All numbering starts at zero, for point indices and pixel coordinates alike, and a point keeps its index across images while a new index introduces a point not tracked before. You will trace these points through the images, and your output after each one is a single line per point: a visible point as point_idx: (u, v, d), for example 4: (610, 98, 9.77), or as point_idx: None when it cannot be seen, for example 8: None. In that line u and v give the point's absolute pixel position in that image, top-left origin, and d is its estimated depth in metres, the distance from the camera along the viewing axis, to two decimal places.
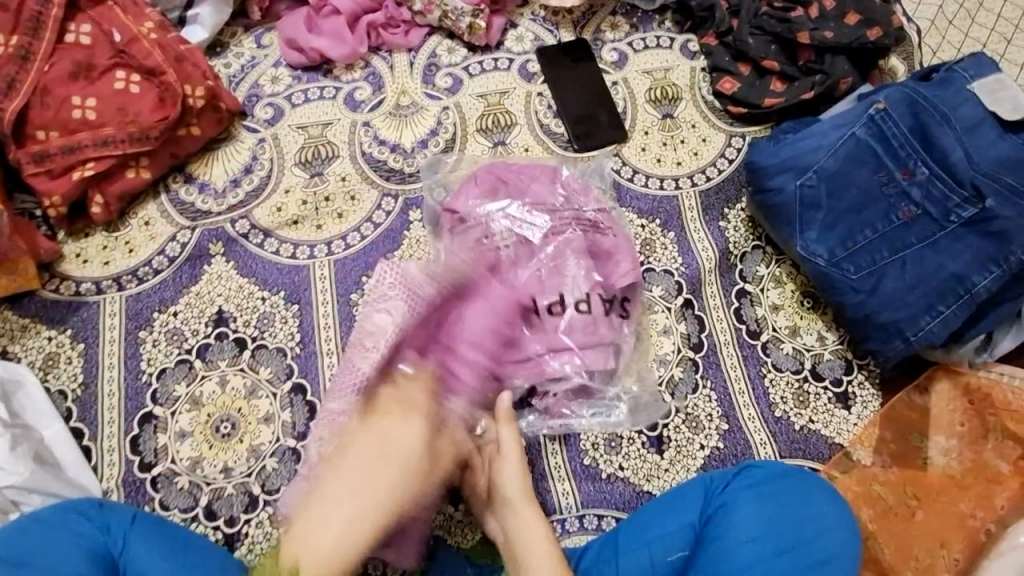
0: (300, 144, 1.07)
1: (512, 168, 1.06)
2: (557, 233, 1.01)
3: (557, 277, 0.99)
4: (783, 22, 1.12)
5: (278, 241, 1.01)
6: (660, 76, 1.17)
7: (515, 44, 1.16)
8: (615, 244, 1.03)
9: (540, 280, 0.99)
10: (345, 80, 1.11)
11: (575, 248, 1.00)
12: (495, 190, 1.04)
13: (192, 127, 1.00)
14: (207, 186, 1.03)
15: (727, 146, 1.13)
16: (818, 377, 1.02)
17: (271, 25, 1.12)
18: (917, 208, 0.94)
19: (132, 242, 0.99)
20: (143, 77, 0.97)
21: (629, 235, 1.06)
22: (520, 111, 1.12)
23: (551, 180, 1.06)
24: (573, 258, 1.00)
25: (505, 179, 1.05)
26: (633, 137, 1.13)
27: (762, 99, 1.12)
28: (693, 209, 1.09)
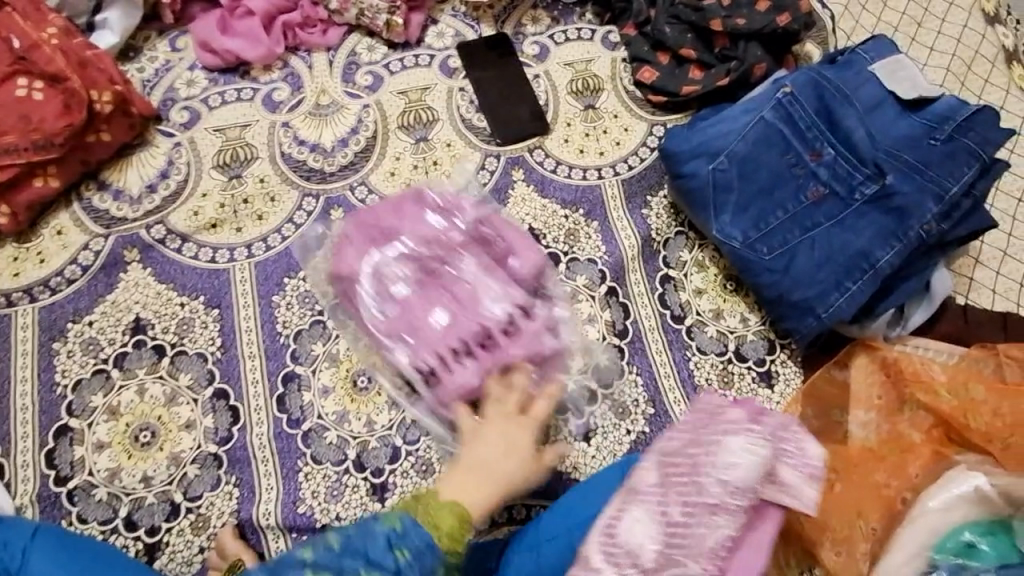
0: (217, 146, 1.05)
1: (366, 211, 1.02)
2: (456, 253, 1.00)
3: (469, 287, 0.97)
4: (698, 9, 1.14)
5: (196, 246, 1.00)
6: (582, 68, 1.18)
7: (436, 40, 1.16)
8: (507, 248, 1.01)
9: (436, 301, 0.97)
10: (262, 81, 1.10)
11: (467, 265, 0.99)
12: (375, 239, 0.99)
13: (102, 133, 0.98)
14: (122, 193, 1.01)
15: (648, 135, 1.15)
16: (742, 358, 1.05)
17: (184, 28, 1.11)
18: (825, 187, 0.97)
19: (44, 252, 0.97)
20: (46, 84, 0.95)
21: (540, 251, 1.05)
22: (442, 106, 1.12)
23: (419, 208, 1.02)
24: (477, 268, 0.99)
25: (383, 214, 1.01)
26: (555, 130, 1.14)
27: (680, 87, 1.14)
28: (615, 198, 1.10)
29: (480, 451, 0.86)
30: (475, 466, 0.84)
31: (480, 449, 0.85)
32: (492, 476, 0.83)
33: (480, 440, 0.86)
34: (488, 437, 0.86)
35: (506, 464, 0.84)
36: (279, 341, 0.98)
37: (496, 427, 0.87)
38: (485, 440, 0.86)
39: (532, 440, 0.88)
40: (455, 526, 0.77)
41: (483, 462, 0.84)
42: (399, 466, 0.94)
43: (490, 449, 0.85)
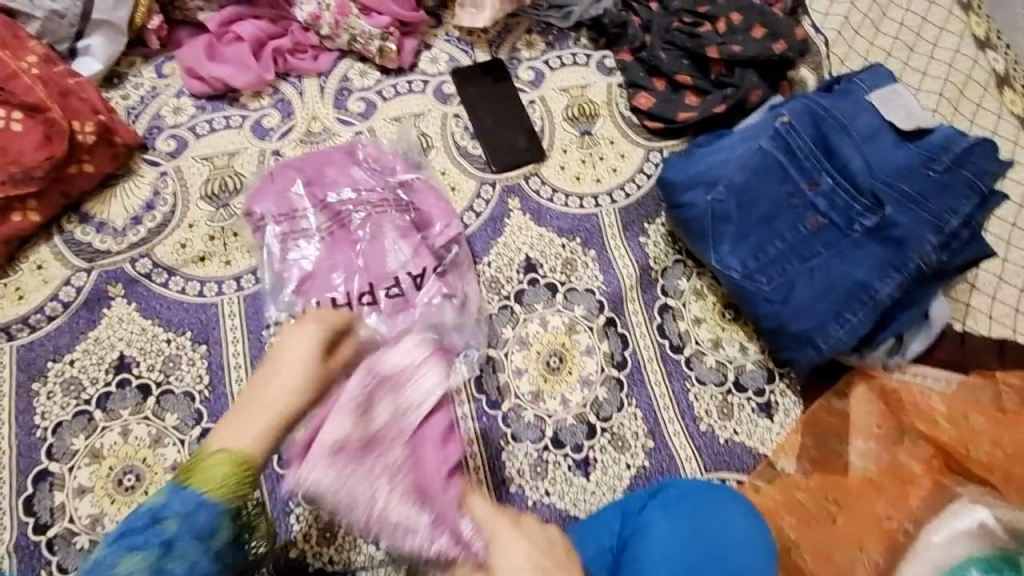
0: (205, 176, 1.02)
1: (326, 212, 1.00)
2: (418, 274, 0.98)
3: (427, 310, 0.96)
4: (693, 36, 1.14)
5: (183, 279, 0.97)
6: (578, 93, 1.17)
7: (429, 65, 1.14)
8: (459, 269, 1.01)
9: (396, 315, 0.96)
10: (252, 108, 1.07)
11: (421, 262, 0.98)
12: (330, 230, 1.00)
13: (84, 164, 0.95)
14: (105, 226, 0.98)
15: (645, 161, 1.14)
16: (741, 388, 1.03)
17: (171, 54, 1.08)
18: (824, 217, 0.96)
19: (23, 287, 0.94)
20: (25, 114, 0.91)
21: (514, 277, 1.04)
22: (436, 133, 1.11)
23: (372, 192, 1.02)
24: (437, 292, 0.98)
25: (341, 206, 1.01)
26: (551, 157, 1.13)
27: (676, 114, 1.14)
28: (612, 227, 1.09)
29: (258, 391, 0.77)
30: (256, 397, 0.76)
31: (271, 382, 0.77)
32: (278, 400, 0.76)
33: (281, 355, 0.79)
34: (291, 358, 0.78)
35: (261, 406, 0.75)
36: None
37: (301, 336, 0.80)
38: (279, 358, 0.79)
39: (319, 347, 0.79)
40: (227, 474, 0.72)
41: (263, 398, 0.76)
42: None
43: (292, 364, 0.78)
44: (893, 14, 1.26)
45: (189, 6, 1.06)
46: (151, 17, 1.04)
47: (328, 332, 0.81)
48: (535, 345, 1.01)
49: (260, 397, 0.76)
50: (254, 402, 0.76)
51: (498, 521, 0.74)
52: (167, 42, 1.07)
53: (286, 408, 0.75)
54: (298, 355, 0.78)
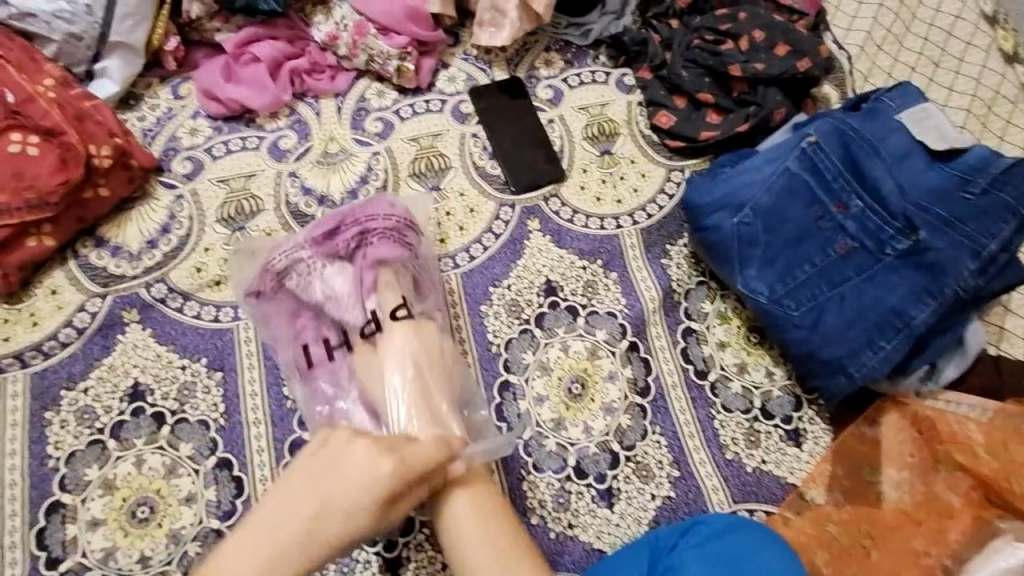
0: (222, 198, 1.01)
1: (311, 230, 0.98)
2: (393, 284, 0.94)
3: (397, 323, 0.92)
4: (715, 54, 1.11)
5: (198, 304, 0.95)
6: (597, 112, 1.15)
7: (447, 84, 1.13)
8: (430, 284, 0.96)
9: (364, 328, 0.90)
10: (269, 129, 1.06)
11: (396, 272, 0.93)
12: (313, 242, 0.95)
13: (100, 188, 0.94)
14: (121, 249, 0.97)
15: (666, 181, 1.12)
16: (768, 415, 1.00)
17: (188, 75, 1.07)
18: (853, 240, 0.93)
19: (37, 313, 0.92)
20: (41, 138, 0.90)
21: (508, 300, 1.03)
22: (454, 153, 1.09)
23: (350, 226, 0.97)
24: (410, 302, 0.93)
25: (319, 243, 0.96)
26: (571, 177, 1.11)
27: (698, 132, 1.12)
28: (635, 248, 1.07)
29: (290, 494, 0.73)
30: (291, 496, 0.73)
31: (311, 471, 0.74)
32: (301, 529, 0.71)
33: (340, 464, 0.74)
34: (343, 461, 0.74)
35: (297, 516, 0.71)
36: (286, 406, 0.93)
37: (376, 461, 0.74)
38: (336, 473, 0.74)
39: (387, 493, 0.73)
40: None
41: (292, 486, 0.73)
42: (413, 537, 0.89)
43: (349, 482, 0.73)
44: (917, 30, 1.24)
45: (206, 27, 1.04)
46: (167, 38, 1.03)
47: (393, 474, 0.73)
48: (556, 371, 0.99)
49: (276, 519, 0.71)
50: (269, 524, 0.71)
51: (464, 520, 0.77)
52: (184, 63, 1.06)
53: (308, 544, 0.71)
54: (345, 468, 0.74)
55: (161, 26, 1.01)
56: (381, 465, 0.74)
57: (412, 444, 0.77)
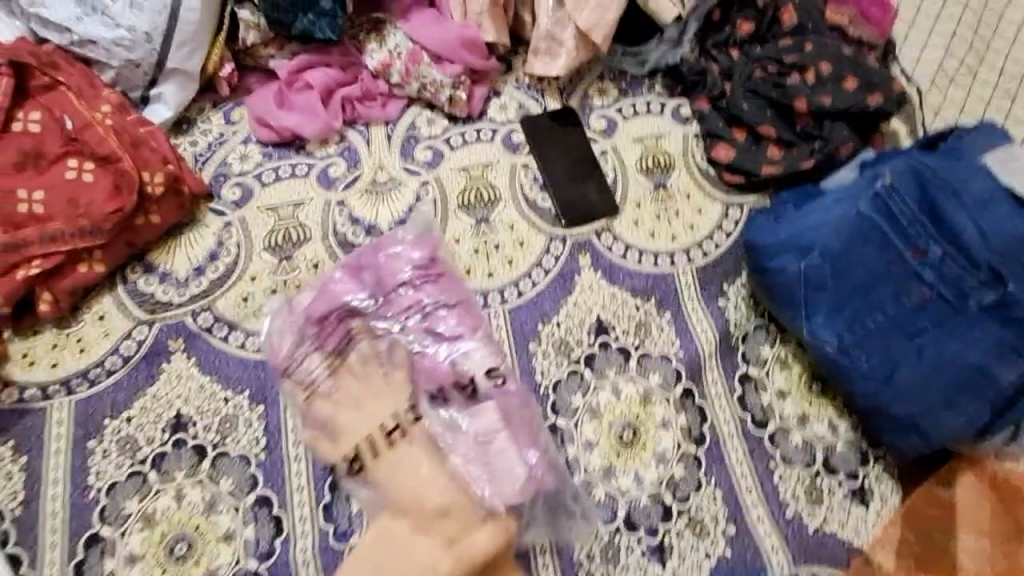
0: (270, 227, 1.00)
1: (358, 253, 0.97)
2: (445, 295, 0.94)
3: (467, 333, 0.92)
4: (779, 86, 1.07)
5: (243, 334, 0.94)
6: (652, 144, 1.12)
7: (498, 112, 1.10)
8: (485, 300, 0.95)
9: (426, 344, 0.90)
10: (318, 156, 1.05)
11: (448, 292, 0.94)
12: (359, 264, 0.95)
13: (151, 214, 0.93)
14: (169, 276, 0.96)
15: (723, 218, 1.07)
16: (831, 470, 0.94)
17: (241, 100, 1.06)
18: (930, 290, 0.87)
19: (85, 339, 0.92)
20: (96, 164, 0.90)
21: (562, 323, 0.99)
22: (504, 185, 1.06)
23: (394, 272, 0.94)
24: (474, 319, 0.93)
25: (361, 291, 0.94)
26: (624, 211, 1.07)
27: (760, 167, 1.06)
28: (690, 287, 1.02)
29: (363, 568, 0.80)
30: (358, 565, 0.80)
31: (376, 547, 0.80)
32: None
33: (403, 554, 0.79)
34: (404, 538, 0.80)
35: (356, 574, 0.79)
36: None
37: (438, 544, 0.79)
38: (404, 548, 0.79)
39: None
40: None
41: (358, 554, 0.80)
42: None
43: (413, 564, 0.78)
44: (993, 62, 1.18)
45: (261, 53, 1.04)
46: (223, 65, 1.02)
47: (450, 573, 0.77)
48: (607, 416, 0.94)
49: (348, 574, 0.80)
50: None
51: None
52: (237, 89, 1.06)
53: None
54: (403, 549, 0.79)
55: (217, 52, 1.01)
56: (441, 560, 0.78)
57: (470, 536, 0.79)
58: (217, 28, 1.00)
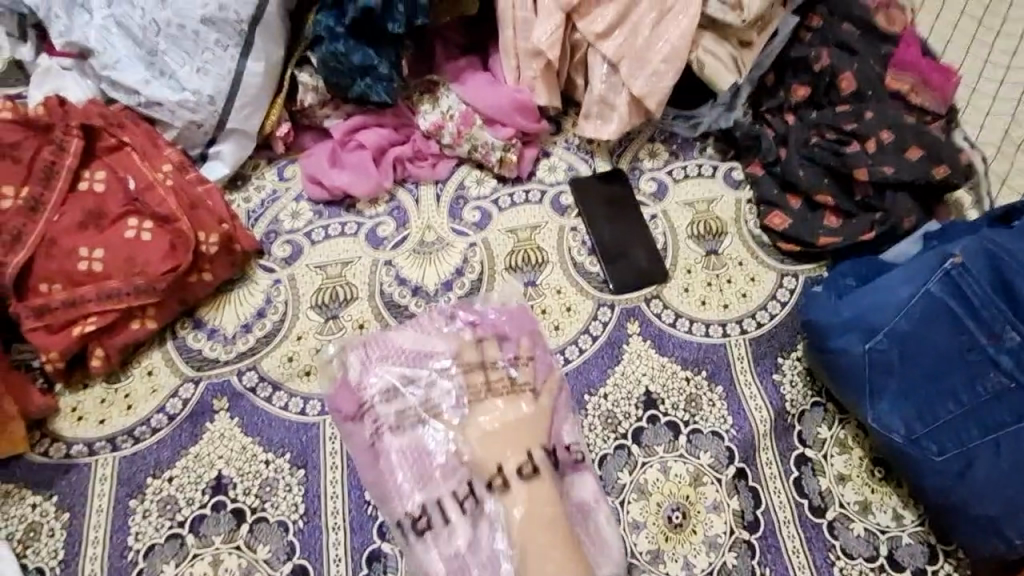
0: (317, 285, 1.00)
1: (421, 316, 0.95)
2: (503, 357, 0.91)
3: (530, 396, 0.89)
4: (838, 154, 1.04)
5: (287, 395, 0.93)
6: (703, 208, 1.09)
7: (547, 174, 1.10)
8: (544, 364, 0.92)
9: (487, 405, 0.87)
10: (367, 215, 1.05)
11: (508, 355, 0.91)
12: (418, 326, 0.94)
13: (204, 272, 0.94)
14: (217, 333, 0.96)
15: (778, 287, 1.04)
16: (896, 566, 0.88)
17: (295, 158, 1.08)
18: (1008, 379, 0.82)
19: (132, 395, 0.92)
20: (155, 224, 0.91)
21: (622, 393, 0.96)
22: (552, 248, 1.05)
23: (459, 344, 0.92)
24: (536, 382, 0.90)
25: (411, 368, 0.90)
26: (674, 277, 1.04)
27: (817, 237, 1.03)
28: (743, 360, 0.99)
29: None
30: None
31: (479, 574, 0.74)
32: None
33: None
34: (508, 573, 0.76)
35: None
36: (367, 512, 0.88)
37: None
38: None
39: None
40: None
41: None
42: None
43: None
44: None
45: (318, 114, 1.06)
46: (280, 125, 1.05)
47: None
48: (655, 496, 0.90)
49: None
50: None
51: None
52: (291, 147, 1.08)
53: None
54: None
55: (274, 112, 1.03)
56: None
57: None
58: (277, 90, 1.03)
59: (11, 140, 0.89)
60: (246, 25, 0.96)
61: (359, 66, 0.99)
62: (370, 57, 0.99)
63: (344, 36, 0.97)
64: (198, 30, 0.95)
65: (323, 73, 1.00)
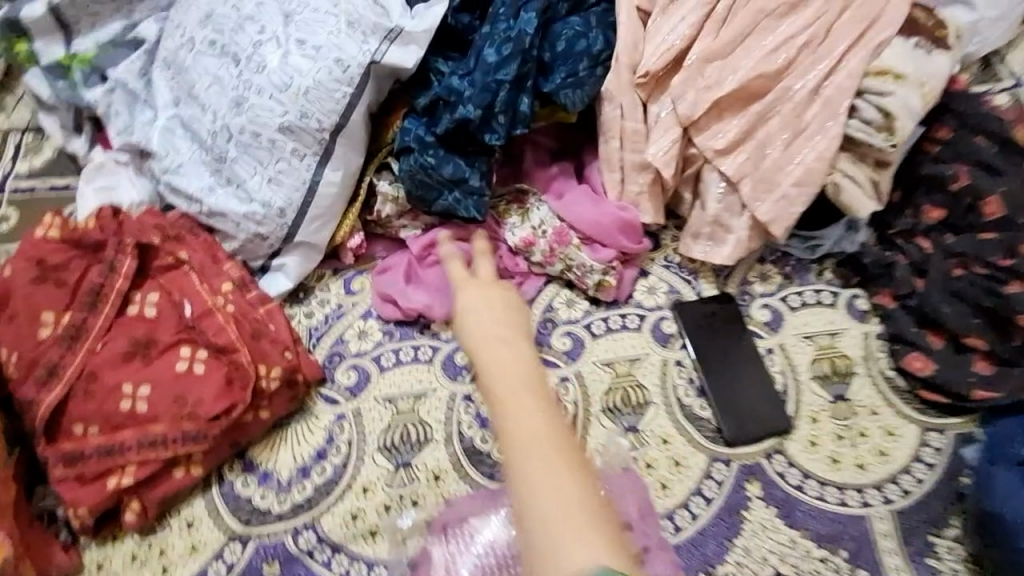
0: (386, 422, 0.87)
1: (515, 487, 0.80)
2: None
3: None
4: (991, 293, 0.91)
5: (348, 561, 0.79)
6: (826, 343, 0.95)
7: (646, 296, 0.97)
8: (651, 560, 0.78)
9: None
10: (444, 339, 0.92)
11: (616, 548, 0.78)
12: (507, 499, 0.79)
13: (261, 410, 0.81)
14: (269, 478, 0.83)
15: (922, 444, 0.88)
16: None
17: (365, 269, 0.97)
18: None
19: (168, 555, 0.78)
20: (211, 354, 0.79)
21: None
22: (655, 386, 0.91)
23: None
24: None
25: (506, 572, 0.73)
26: (798, 427, 0.89)
27: (969, 388, 0.88)
28: (890, 538, 0.83)
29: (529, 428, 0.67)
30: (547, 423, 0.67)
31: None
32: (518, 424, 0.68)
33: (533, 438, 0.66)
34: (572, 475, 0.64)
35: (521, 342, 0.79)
36: None
37: (567, 484, 0.61)
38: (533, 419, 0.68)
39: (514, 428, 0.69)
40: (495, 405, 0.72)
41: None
42: None
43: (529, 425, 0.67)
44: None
45: (393, 224, 0.95)
46: (352, 235, 0.94)
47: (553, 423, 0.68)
48: None
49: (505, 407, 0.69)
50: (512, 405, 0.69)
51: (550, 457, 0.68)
52: (362, 257, 0.97)
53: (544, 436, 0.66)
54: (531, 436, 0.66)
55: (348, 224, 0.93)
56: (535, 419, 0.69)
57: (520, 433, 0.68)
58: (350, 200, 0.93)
59: (54, 262, 0.79)
60: (327, 134, 0.86)
61: (450, 177, 0.88)
62: (462, 169, 0.89)
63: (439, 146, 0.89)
64: (275, 138, 0.85)
65: (406, 183, 0.89)
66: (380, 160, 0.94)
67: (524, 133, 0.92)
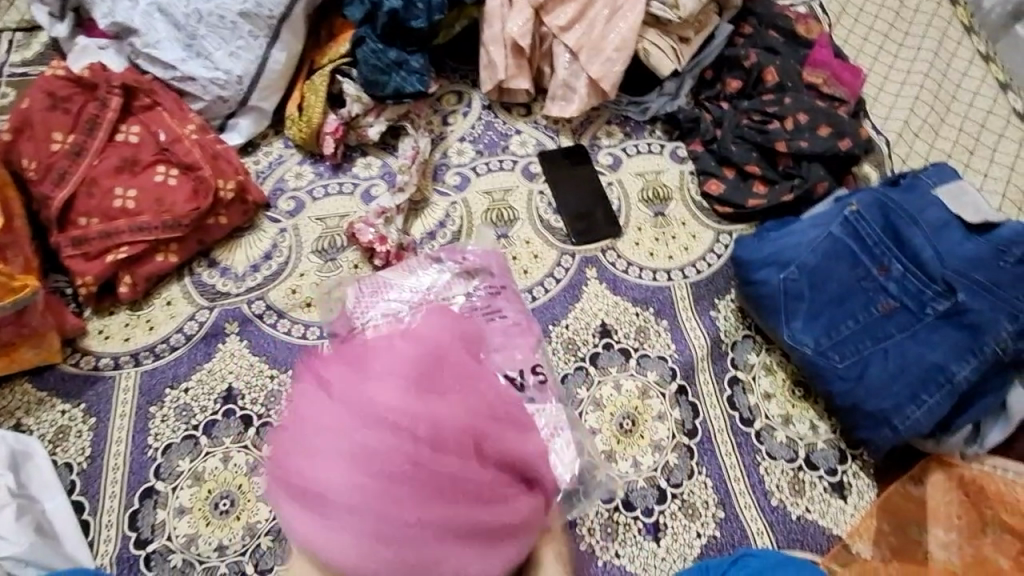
0: (318, 233, 1.14)
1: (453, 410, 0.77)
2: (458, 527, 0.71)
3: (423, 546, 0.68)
4: (763, 133, 1.23)
5: (290, 322, 1.07)
6: (653, 178, 1.26)
7: (518, 147, 1.26)
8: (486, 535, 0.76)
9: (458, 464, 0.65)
10: (363, 178, 1.20)
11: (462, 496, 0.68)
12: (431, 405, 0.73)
13: (221, 217, 1.09)
14: (228, 271, 1.10)
15: (715, 242, 1.21)
16: (812, 465, 1.01)
17: (331, 157, 1.19)
18: (895, 300, 0.99)
19: (153, 319, 1.05)
20: (180, 172, 1.07)
21: (591, 325, 1.11)
22: (522, 208, 1.21)
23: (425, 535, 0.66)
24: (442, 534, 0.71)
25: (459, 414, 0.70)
26: (627, 233, 1.20)
27: (747, 200, 1.21)
28: (684, 299, 1.14)
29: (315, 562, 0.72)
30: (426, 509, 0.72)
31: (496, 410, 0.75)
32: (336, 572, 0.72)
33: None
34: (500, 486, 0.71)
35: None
36: None
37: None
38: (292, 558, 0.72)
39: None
40: None
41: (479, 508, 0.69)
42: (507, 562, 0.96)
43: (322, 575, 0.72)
44: (947, 132, 1.37)
45: (362, 123, 1.20)
46: (328, 120, 1.18)
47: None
48: (609, 407, 1.04)
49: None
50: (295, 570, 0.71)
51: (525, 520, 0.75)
52: (339, 143, 1.19)
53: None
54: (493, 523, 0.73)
55: (319, 112, 1.17)
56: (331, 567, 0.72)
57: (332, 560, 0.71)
58: (317, 90, 1.18)
59: (63, 94, 1.06)
60: (275, 21, 1.14)
61: (395, 61, 1.17)
62: (379, 49, 1.17)
63: (372, 38, 1.17)
64: (236, 21, 1.13)
65: (366, 69, 1.16)
66: (338, 62, 1.20)
67: (439, 24, 1.21)
